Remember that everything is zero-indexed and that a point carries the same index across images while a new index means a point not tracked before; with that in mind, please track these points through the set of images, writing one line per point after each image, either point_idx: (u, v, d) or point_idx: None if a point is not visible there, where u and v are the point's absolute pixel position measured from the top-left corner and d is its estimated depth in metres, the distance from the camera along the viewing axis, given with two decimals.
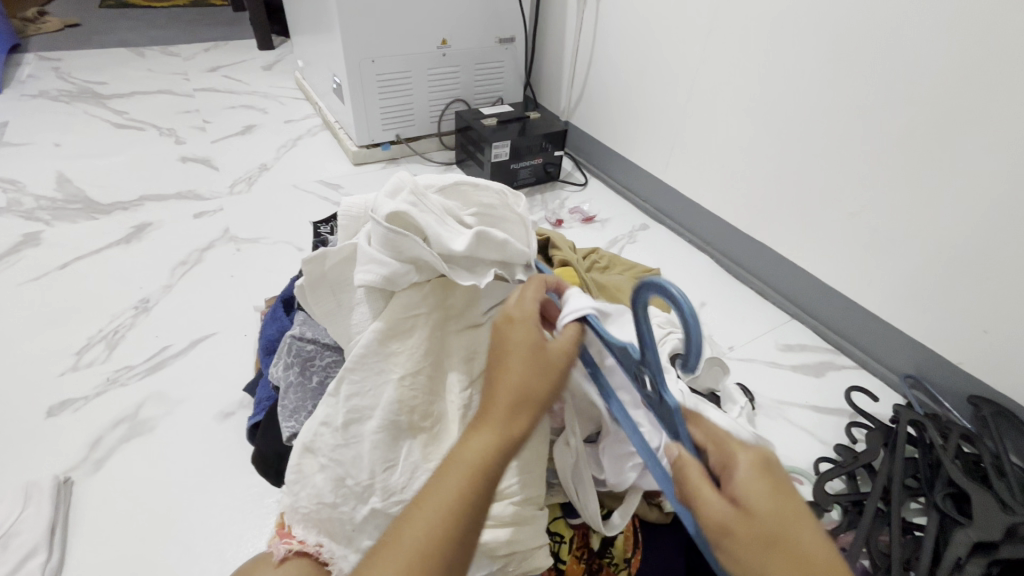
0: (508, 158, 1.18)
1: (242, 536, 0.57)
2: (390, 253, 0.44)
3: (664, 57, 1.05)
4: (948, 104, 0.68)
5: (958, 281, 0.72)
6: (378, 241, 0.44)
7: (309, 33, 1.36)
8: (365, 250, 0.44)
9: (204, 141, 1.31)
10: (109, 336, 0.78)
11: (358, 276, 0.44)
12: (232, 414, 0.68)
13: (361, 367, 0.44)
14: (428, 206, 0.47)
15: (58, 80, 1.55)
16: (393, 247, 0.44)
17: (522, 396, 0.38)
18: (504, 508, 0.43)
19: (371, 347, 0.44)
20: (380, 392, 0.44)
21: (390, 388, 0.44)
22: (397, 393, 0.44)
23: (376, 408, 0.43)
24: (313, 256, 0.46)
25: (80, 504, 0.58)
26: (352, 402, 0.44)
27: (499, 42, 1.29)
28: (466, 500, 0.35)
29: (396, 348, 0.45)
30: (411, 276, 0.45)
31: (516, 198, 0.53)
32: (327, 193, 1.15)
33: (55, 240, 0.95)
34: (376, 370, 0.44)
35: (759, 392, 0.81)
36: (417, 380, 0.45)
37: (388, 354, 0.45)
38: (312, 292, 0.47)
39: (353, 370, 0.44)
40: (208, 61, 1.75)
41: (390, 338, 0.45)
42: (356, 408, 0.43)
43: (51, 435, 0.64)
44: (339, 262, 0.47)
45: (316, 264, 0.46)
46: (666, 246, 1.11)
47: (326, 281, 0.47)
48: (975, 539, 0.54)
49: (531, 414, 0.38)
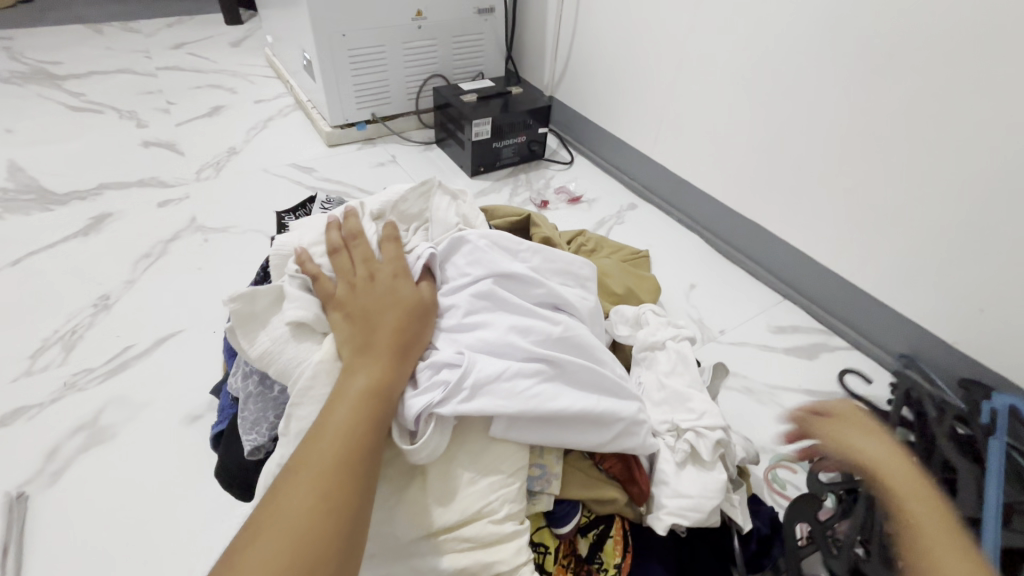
0: (490, 136, 1.13)
1: (211, 549, 0.53)
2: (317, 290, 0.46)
3: (651, 26, 0.99)
4: (950, 72, 0.64)
5: (956, 261, 0.70)
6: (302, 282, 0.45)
7: (276, 6, 1.28)
8: (292, 294, 0.45)
9: (168, 123, 1.23)
10: (66, 336, 0.73)
11: (288, 311, 0.44)
12: (200, 417, 0.65)
13: (308, 401, 0.41)
14: (348, 234, 0.49)
15: (10, 60, 1.46)
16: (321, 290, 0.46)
17: (401, 336, 0.43)
18: (483, 527, 0.41)
19: (319, 377, 0.42)
20: None
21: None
22: None
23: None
24: (240, 294, 0.44)
25: (36, 520, 0.55)
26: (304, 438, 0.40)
27: (478, 13, 1.22)
28: (362, 423, 0.37)
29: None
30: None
31: (440, 189, 0.57)
32: (300, 177, 1.10)
33: (6, 234, 0.89)
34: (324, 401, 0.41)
35: (752, 377, 0.78)
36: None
37: None
38: (243, 333, 0.44)
39: (300, 406, 0.41)
40: (172, 37, 1.66)
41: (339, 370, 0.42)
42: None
43: (4, 446, 0.60)
44: (269, 303, 0.46)
45: (244, 302, 0.45)
46: (656, 226, 1.07)
47: (256, 319, 0.45)
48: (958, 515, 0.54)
49: (396, 332, 0.43)
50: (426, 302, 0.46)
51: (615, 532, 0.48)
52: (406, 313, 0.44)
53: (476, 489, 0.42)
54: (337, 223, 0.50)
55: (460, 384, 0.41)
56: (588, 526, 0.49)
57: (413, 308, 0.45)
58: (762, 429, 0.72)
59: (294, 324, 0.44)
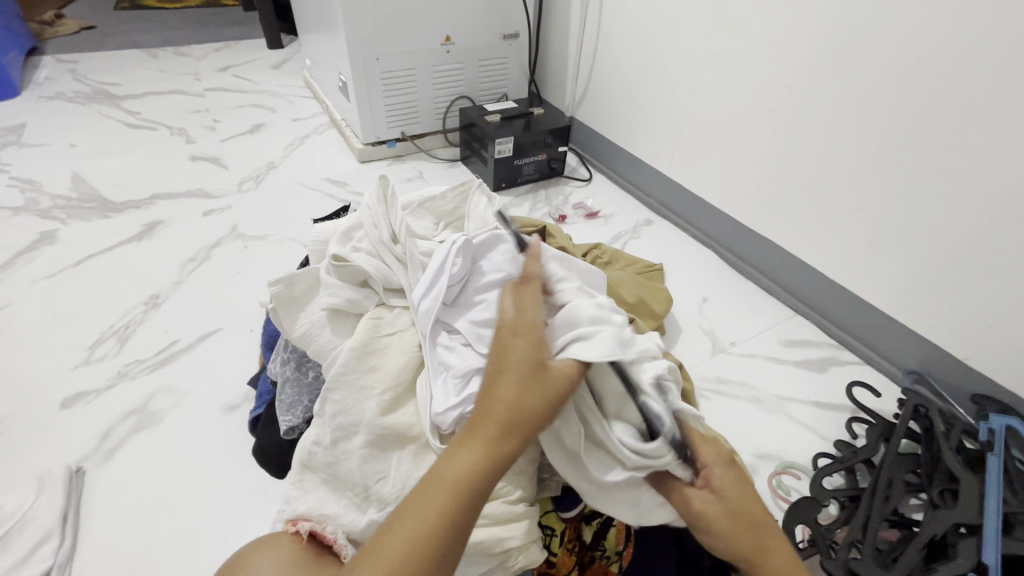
0: (511, 153, 1.18)
1: (246, 524, 0.58)
2: (347, 281, 0.52)
3: (668, 50, 1.04)
4: (953, 96, 0.66)
5: (964, 277, 0.71)
6: (335, 270, 0.51)
7: (316, 33, 1.37)
8: (325, 280, 0.52)
9: (214, 139, 1.33)
10: (120, 331, 0.80)
11: (324, 300, 0.51)
12: (237, 406, 0.70)
13: (341, 386, 0.46)
14: (386, 223, 0.53)
15: (74, 81, 1.59)
16: (352, 277, 0.52)
17: (513, 412, 0.38)
18: (498, 504, 0.44)
19: (352, 364, 0.47)
20: (362, 409, 0.45)
21: (370, 404, 0.45)
22: (378, 408, 0.45)
23: (360, 424, 0.45)
24: (281, 278, 0.51)
25: (91, 493, 0.60)
26: (338, 419, 0.45)
27: (504, 38, 1.29)
28: (452, 513, 0.35)
29: (374, 364, 0.47)
30: (374, 298, 0.52)
31: (471, 186, 0.61)
32: (332, 190, 1.17)
33: (69, 238, 0.98)
34: (357, 388, 0.46)
35: (761, 388, 0.80)
36: (396, 395, 0.47)
37: (368, 372, 0.47)
38: (284, 313, 0.51)
39: (335, 390, 0.46)
40: (218, 61, 1.78)
41: (367, 355, 0.47)
42: (341, 426, 0.45)
43: (66, 426, 0.67)
44: (307, 287, 0.53)
45: (284, 286, 0.51)
46: (671, 242, 1.10)
47: (295, 302, 0.52)
48: (958, 522, 0.56)
49: (509, 425, 0.38)
50: (551, 379, 0.40)
51: (618, 522, 0.51)
52: (519, 383, 0.39)
53: None
54: (376, 212, 0.54)
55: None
56: (592, 515, 0.52)
57: (531, 378, 0.39)
58: (770, 437, 0.74)
59: (329, 309, 0.51)
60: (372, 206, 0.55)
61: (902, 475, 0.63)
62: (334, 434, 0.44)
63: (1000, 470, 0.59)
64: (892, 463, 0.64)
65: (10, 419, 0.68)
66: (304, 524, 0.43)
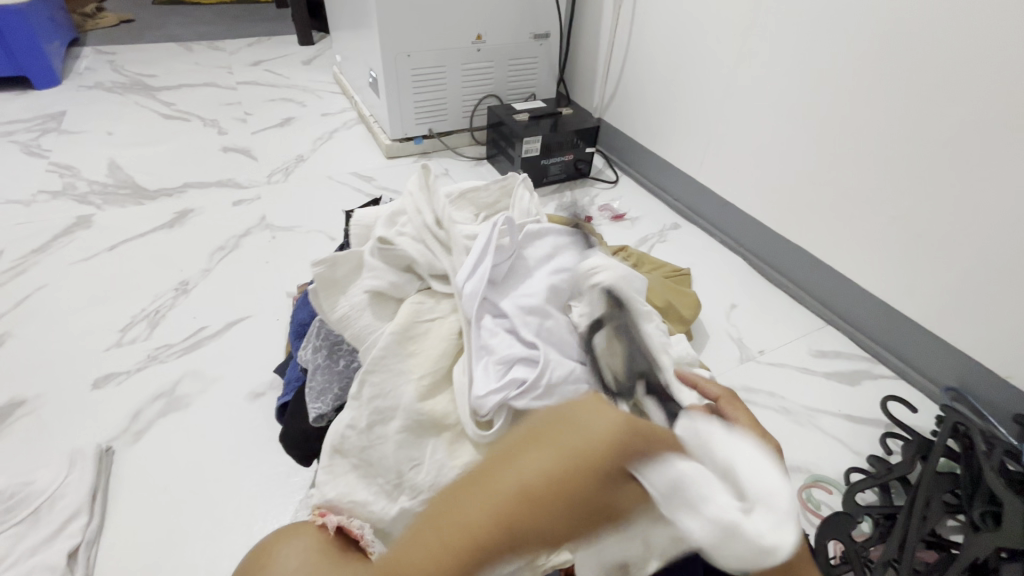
0: (539, 153, 1.18)
1: (269, 511, 0.58)
2: (390, 266, 0.52)
3: (702, 52, 1.02)
4: (1003, 102, 0.63)
5: (1010, 293, 0.68)
6: (378, 253, 0.51)
7: (348, 29, 1.39)
8: (368, 263, 0.51)
9: (245, 132, 1.35)
10: (151, 315, 0.81)
11: (365, 283, 0.51)
12: (262, 394, 0.71)
13: (379, 369, 0.46)
14: (430, 209, 0.54)
15: (113, 72, 1.63)
16: (395, 261, 0.52)
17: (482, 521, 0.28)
18: None
19: (392, 348, 0.46)
20: (400, 393, 0.45)
21: (409, 389, 0.45)
22: (416, 393, 0.45)
23: (398, 408, 0.45)
24: (324, 260, 0.51)
25: (119, 473, 0.61)
26: (375, 404, 0.45)
27: (534, 38, 1.29)
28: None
29: (414, 348, 0.47)
30: (416, 283, 0.52)
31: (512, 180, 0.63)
32: (360, 184, 1.18)
33: (104, 223, 1.00)
34: (396, 371, 0.46)
35: (790, 399, 0.78)
36: (435, 381, 0.46)
37: (407, 356, 0.47)
38: (324, 295, 0.51)
39: (373, 372, 0.46)
40: (251, 55, 1.81)
41: (407, 341, 0.47)
42: (378, 410, 0.45)
43: (95, 406, 0.68)
44: (349, 270, 0.53)
45: (327, 267, 0.51)
46: (698, 247, 1.09)
47: (335, 284, 0.52)
48: (999, 545, 0.53)
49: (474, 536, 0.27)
50: (546, 515, 0.26)
51: None
52: (503, 496, 0.27)
53: None
54: (419, 198, 0.55)
55: (537, 380, 0.43)
56: None
57: (534, 502, 0.27)
58: (800, 450, 0.72)
59: (370, 293, 0.51)
60: (415, 194, 0.56)
61: (940, 495, 0.60)
62: (371, 418, 0.45)
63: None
64: (929, 482, 0.61)
65: (43, 397, 0.69)
66: (333, 517, 0.43)
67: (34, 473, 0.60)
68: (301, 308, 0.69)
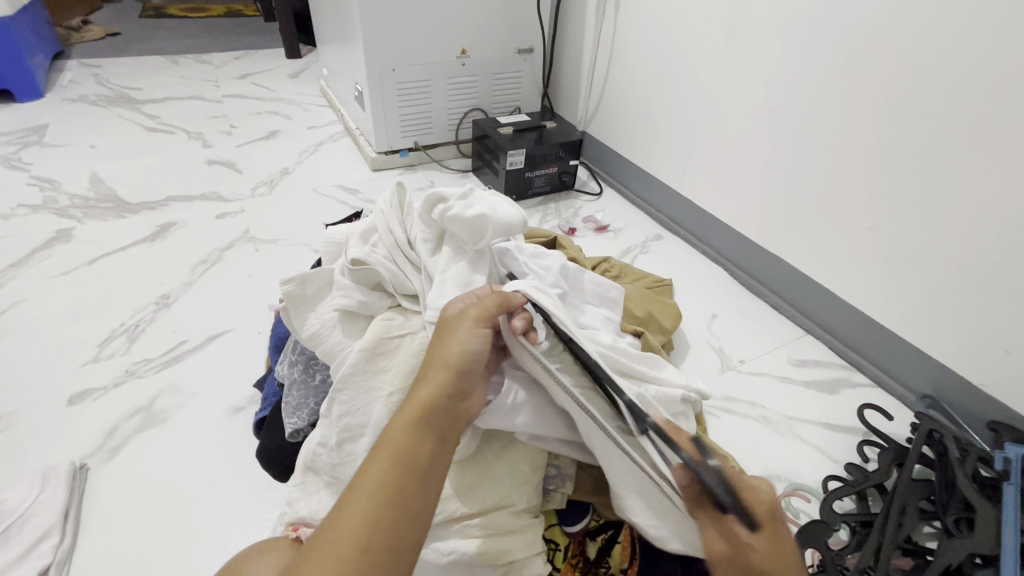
0: (523, 166, 1.19)
1: (247, 527, 0.58)
2: (362, 286, 0.51)
3: (682, 66, 1.04)
4: (967, 116, 0.66)
5: (980, 301, 0.70)
6: (350, 272, 0.50)
7: (334, 43, 1.40)
8: (338, 281, 0.51)
9: (230, 145, 1.35)
10: (130, 329, 0.81)
11: (336, 301, 0.50)
12: (242, 409, 0.70)
13: (349, 387, 0.46)
14: (401, 230, 0.53)
15: (97, 85, 1.63)
16: (365, 280, 0.51)
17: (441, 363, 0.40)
18: (503, 515, 0.44)
19: (360, 365, 0.47)
20: (370, 410, 0.46)
21: (379, 406, 0.46)
22: (384, 410, 0.46)
23: (368, 425, 0.46)
24: (294, 277, 0.52)
25: (93, 491, 0.60)
26: (345, 421, 0.46)
27: (518, 53, 1.31)
28: (392, 477, 0.35)
29: (383, 365, 0.47)
30: (387, 301, 0.52)
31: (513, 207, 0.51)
32: (344, 197, 1.18)
33: (85, 236, 1.00)
34: (365, 389, 0.47)
35: (770, 408, 0.79)
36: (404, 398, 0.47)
37: (376, 373, 0.47)
38: (294, 313, 0.52)
39: (342, 391, 0.46)
40: (237, 68, 1.81)
41: (376, 358, 0.47)
42: (349, 427, 0.46)
43: (71, 422, 0.67)
44: (319, 288, 0.53)
45: (296, 285, 0.52)
46: (679, 257, 1.10)
47: (305, 301, 0.52)
48: (972, 551, 0.54)
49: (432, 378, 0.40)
50: (456, 347, 0.41)
51: (622, 538, 0.51)
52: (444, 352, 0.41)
53: (502, 484, 0.46)
54: (390, 218, 0.54)
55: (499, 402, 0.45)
56: (597, 531, 0.52)
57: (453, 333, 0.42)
58: (780, 458, 0.73)
59: (341, 312, 0.51)
60: (387, 212, 0.55)
61: (916, 502, 0.61)
62: (340, 435, 0.46)
63: (1019, 501, 0.57)
64: (905, 489, 0.62)
65: (18, 414, 0.68)
66: (304, 530, 0.45)
67: (5, 492, 0.59)
68: (280, 322, 0.69)
